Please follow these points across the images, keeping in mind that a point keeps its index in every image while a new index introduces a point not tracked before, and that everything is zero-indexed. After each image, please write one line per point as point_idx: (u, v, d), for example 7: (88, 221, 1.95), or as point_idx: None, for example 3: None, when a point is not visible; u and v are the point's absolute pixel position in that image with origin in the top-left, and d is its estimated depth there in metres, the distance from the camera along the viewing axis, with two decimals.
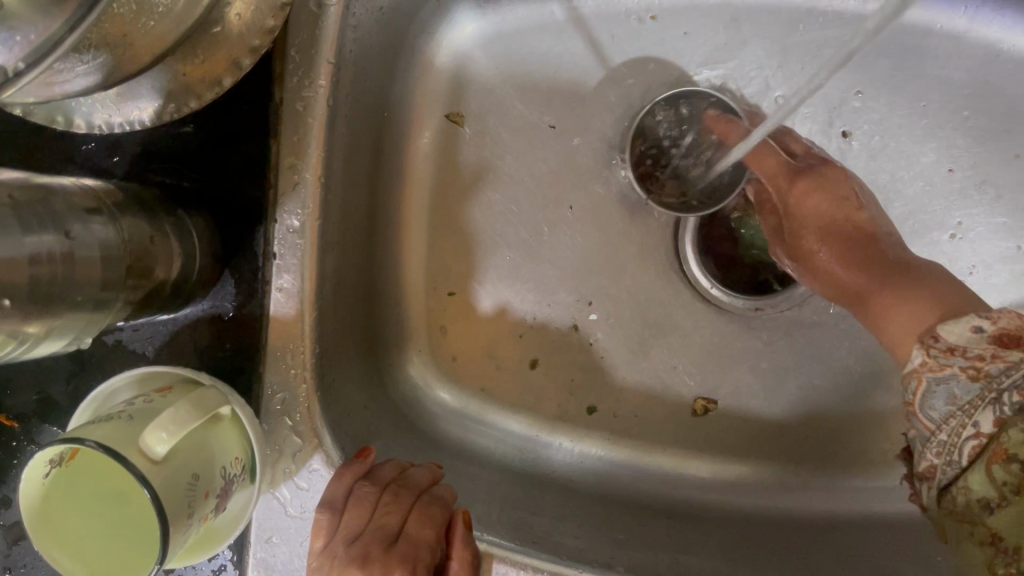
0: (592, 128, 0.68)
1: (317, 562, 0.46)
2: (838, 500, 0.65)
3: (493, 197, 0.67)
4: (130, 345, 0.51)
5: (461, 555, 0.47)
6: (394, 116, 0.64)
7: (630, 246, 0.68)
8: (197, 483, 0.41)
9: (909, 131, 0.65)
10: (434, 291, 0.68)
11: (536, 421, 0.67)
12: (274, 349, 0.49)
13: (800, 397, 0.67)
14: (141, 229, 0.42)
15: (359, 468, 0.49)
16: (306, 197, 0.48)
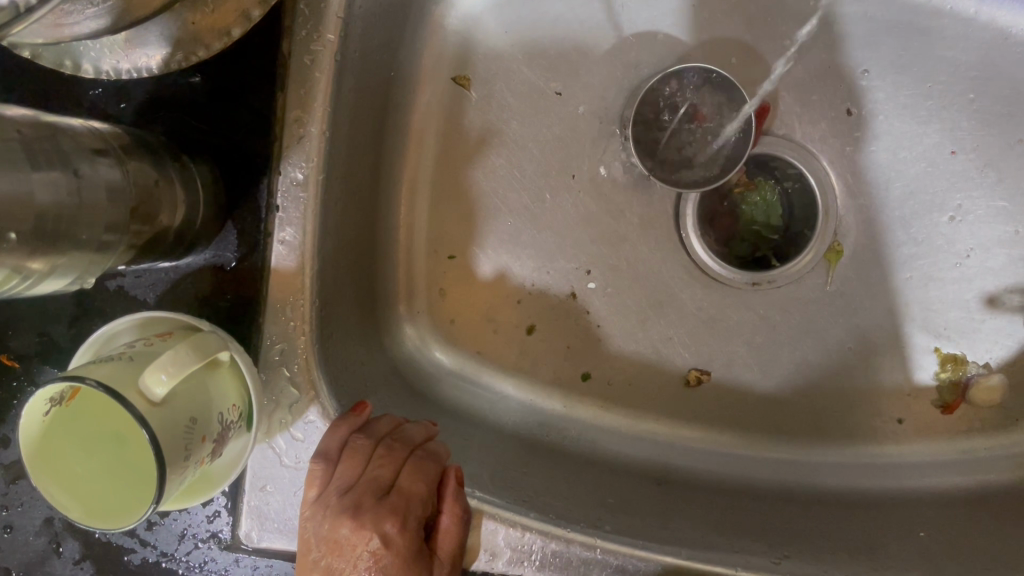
0: (598, 96, 0.67)
1: (310, 511, 0.47)
2: (825, 475, 0.66)
3: (496, 161, 0.68)
4: (132, 292, 0.51)
5: (451, 510, 0.48)
6: (401, 77, 0.64)
7: (630, 216, 0.68)
8: (195, 427, 0.42)
9: (914, 112, 0.65)
10: (434, 254, 0.68)
11: (531, 386, 0.68)
12: (274, 300, 0.50)
13: (793, 372, 0.67)
14: (146, 174, 0.42)
15: (353, 422, 0.50)
16: (311, 150, 0.49)
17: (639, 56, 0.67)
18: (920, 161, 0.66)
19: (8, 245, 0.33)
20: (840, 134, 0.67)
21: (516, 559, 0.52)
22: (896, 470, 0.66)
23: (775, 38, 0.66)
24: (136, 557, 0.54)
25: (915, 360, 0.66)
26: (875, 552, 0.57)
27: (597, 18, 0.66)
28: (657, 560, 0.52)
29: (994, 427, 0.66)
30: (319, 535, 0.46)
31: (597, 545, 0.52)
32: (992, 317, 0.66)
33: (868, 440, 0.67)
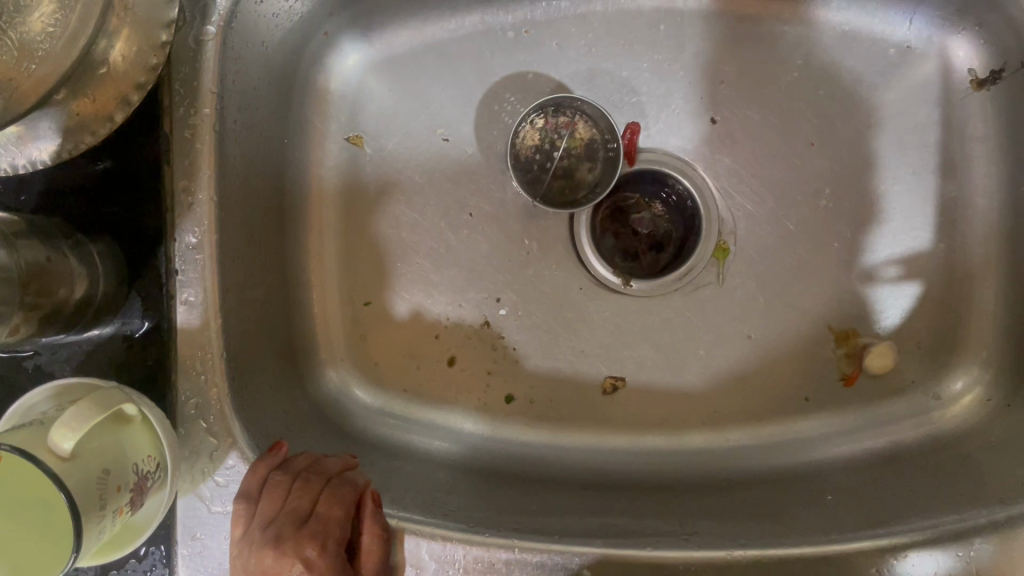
0: (484, 136, 0.72)
1: (237, 549, 0.50)
2: (743, 458, 0.69)
3: (397, 209, 0.72)
4: (49, 369, 0.54)
5: (370, 530, 0.51)
6: (295, 142, 0.69)
7: (530, 242, 0.73)
8: (108, 477, 0.45)
9: (772, 111, 0.71)
10: (350, 301, 0.72)
11: (460, 414, 0.71)
12: (184, 358, 0.53)
13: (705, 366, 0.71)
14: (36, 252, 0.46)
15: (272, 461, 0.53)
16: (201, 215, 0.53)
17: (515, 96, 0.72)
18: (784, 155, 0.71)
19: None
20: (710, 141, 0.72)
21: (440, 570, 0.54)
22: (811, 443, 0.69)
23: (636, 62, 0.71)
24: None
25: (814, 341, 0.71)
26: (783, 521, 0.59)
27: (472, 67, 0.72)
28: (583, 554, 0.54)
29: (892, 392, 0.70)
30: (247, 570, 0.49)
31: (516, 546, 0.54)
32: (874, 289, 0.70)
33: (780, 415, 0.70)
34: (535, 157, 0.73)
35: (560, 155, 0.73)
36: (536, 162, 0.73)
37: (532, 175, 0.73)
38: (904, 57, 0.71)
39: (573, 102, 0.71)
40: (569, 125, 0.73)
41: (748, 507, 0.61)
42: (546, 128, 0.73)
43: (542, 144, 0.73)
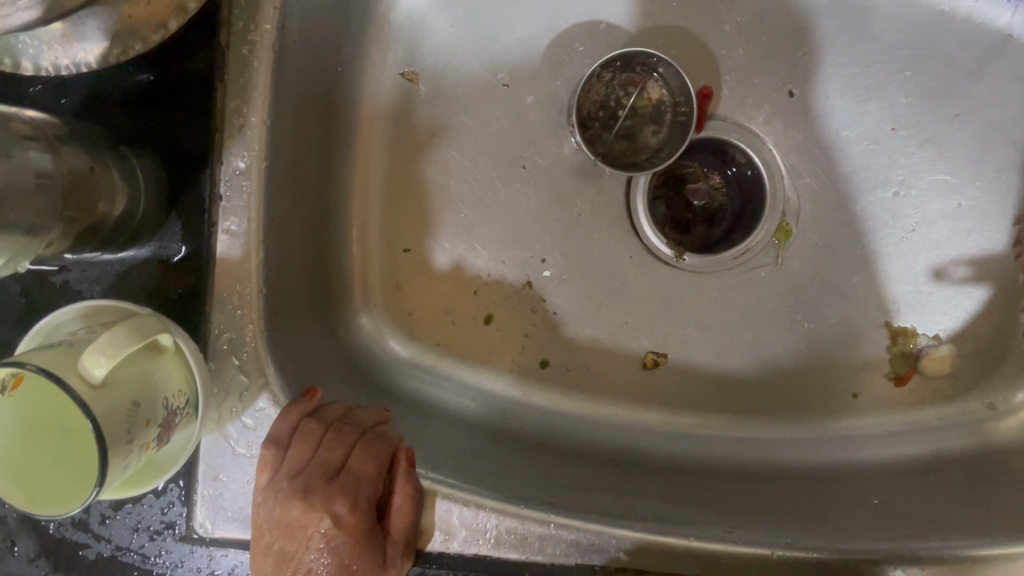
0: (545, 85, 0.68)
1: (261, 496, 0.48)
2: (784, 450, 0.66)
3: (448, 154, 0.68)
4: (77, 286, 0.51)
5: (403, 490, 0.49)
6: (348, 71, 0.65)
7: (583, 203, 0.69)
8: (137, 410, 0.42)
9: (853, 90, 0.67)
10: (389, 247, 0.69)
11: (491, 374, 0.68)
12: (221, 290, 0.50)
13: (754, 352, 0.68)
14: (81, 161, 0.42)
15: (305, 407, 0.50)
16: (251, 139, 0.49)
17: (584, 46, 0.68)
18: (862, 138, 0.67)
19: None
20: (783, 116, 0.68)
21: (470, 538, 0.51)
22: (855, 442, 0.66)
23: (715, 23, 0.67)
24: (90, 552, 0.52)
25: (869, 335, 0.68)
26: (826, 519, 0.56)
27: (542, 10, 0.67)
28: (621, 538, 0.51)
29: (944, 397, 0.67)
30: (272, 519, 0.46)
31: (551, 521, 0.51)
32: (940, 289, 0.67)
33: (825, 409, 0.67)
34: (598, 114, 0.69)
35: (625, 114, 0.69)
36: (598, 117, 0.69)
37: (593, 132, 0.69)
38: (1005, 48, 0.66)
39: (647, 60, 0.67)
40: (639, 83, 0.68)
41: (791, 501, 0.59)
42: (613, 84, 0.69)
43: (607, 100, 0.69)
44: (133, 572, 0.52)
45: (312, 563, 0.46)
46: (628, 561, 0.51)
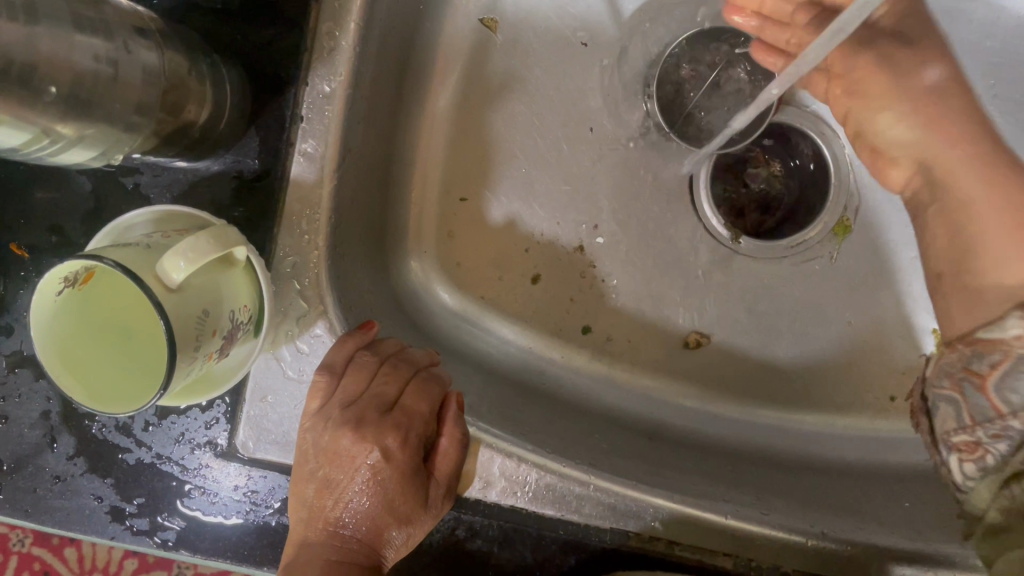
0: (623, 50, 0.68)
1: (311, 422, 0.48)
2: (815, 445, 0.66)
3: (516, 107, 0.68)
4: (147, 191, 0.50)
5: (451, 433, 0.49)
6: (430, 10, 0.64)
7: (645, 173, 0.68)
8: (206, 319, 0.42)
9: None
10: (446, 194, 0.68)
11: (531, 334, 0.68)
12: (291, 212, 0.50)
13: (795, 342, 0.68)
14: (179, 62, 0.42)
15: (361, 338, 0.50)
16: (339, 63, 0.49)
17: (666, 16, 0.67)
18: None
19: (46, 98, 0.33)
20: None
21: (508, 490, 0.51)
22: (887, 445, 0.66)
23: None
24: (130, 457, 0.51)
25: (913, 340, 0.67)
26: (860, 514, 0.56)
27: None
28: (658, 507, 0.52)
29: None
30: (319, 446, 0.47)
31: (591, 482, 0.51)
32: None
33: (861, 410, 0.67)
34: (674, 87, 0.69)
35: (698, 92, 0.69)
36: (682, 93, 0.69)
37: (667, 103, 0.69)
38: None
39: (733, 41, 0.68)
40: (717, 66, 0.68)
41: (822, 493, 0.58)
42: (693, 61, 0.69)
43: (684, 75, 0.69)
44: (171, 483, 0.51)
45: (354, 495, 0.46)
46: (662, 531, 0.52)
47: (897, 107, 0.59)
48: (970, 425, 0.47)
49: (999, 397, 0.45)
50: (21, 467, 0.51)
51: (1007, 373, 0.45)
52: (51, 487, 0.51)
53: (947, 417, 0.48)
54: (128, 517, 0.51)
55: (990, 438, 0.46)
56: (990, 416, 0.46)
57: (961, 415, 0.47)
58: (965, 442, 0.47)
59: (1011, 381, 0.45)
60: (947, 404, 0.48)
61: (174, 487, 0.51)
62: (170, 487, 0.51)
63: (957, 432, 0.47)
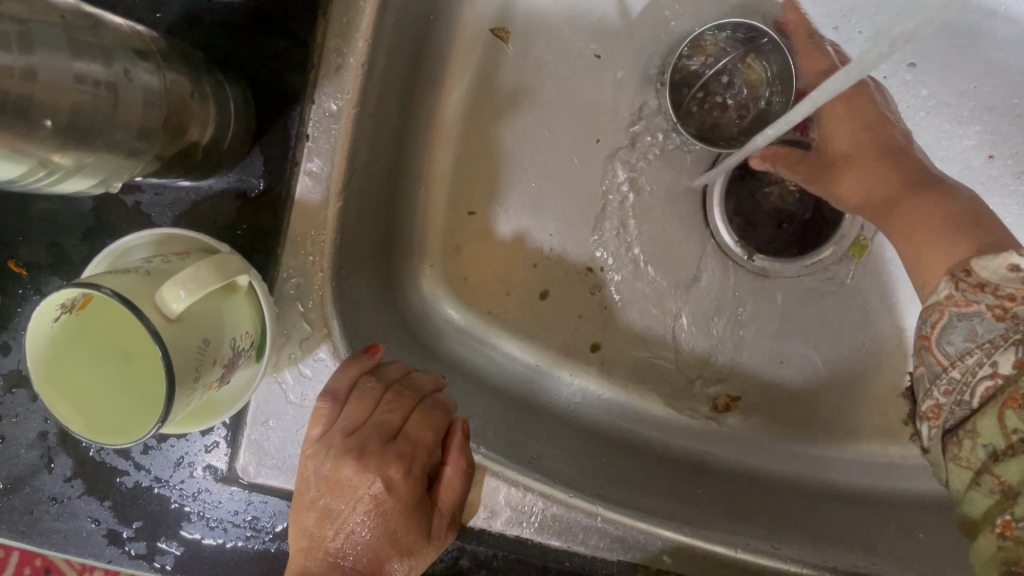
0: (638, 63, 0.66)
1: (312, 449, 0.47)
2: (826, 470, 0.65)
3: (527, 120, 0.66)
4: (148, 210, 0.49)
5: (456, 462, 0.48)
6: (441, 20, 0.63)
7: (658, 189, 0.67)
8: (206, 349, 0.40)
9: (955, 112, 0.64)
10: (453, 208, 0.66)
11: (539, 352, 0.66)
12: (295, 233, 0.48)
13: (808, 364, 0.66)
14: (182, 84, 0.41)
15: (366, 363, 0.49)
16: (346, 81, 0.47)
17: (682, 29, 0.66)
18: (956, 162, 0.64)
19: (43, 131, 0.32)
20: None
21: (514, 519, 0.50)
22: (900, 472, 0.65)
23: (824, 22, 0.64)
24: (128, 480, 0.50)
25: None
26: (874, 547, 0.55)
27: None
28: (667, 539, 0.50)
29: None
30: (320, 475, 0.45)
31: (598, 513, 0.50)
32: None
33: (874, 434, 0.66)
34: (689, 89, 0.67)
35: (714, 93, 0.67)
36: (695, 112, 0.67)
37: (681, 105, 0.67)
38: None
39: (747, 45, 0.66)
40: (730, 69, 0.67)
41: (834, 525, 0.57)
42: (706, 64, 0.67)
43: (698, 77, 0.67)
44: (171, 506, 0.50)
45: (356, 526, 0.44)
46: (671, 563, 0.51)
47: (852, 124, 0.61)
48: (975, 346, 0.44)
49: (942, 353, 0.45)
50: (17, 488, 0.50)
51: (953, 322, 0.45)
52: (48, 508, 0.50)
53: (957, 342, 0.44)
54: (126, 541, 0.50)
55: (944, 397, 0.45)
56: (937, 372, 0.45)
57: (966, 341, 0.44)
58: (986, 395, 0.43)
59: (949, 334, 0.45)
60: (959, 325, 0.44)
61: (173, 511, 0.50)
62: (169, 511, 0.50)
63: (933, 388, 0.46)
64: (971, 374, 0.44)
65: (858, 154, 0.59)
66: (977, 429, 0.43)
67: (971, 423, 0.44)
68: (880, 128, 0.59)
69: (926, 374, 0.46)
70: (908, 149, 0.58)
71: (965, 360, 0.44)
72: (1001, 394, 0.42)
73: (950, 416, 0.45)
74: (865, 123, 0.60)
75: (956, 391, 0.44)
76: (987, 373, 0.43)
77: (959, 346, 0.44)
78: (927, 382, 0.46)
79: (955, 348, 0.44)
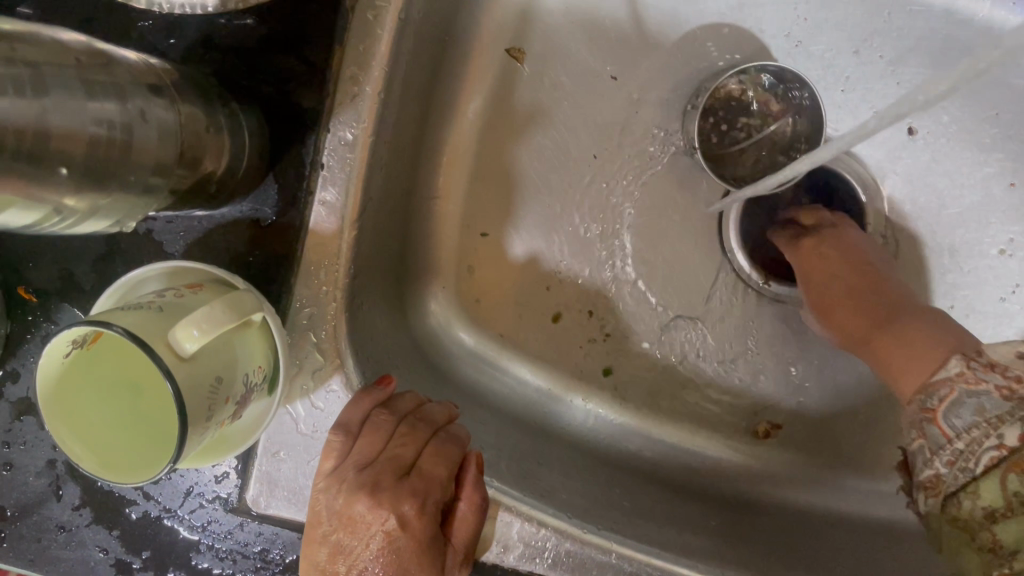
0: (655, 84, 0.65)
1: (324, 483, 0.46)
2: (841, 500, 0.64)
3: (542, 141, 0.65)
4: (160, 237, 0.49)
5: (470, 498, 0.47)
6: (456, 41, 0.62)
7: (674, 213, 0.66)
8: (219, 387, 0.40)
9: (977, 138, 0.63)
10: (466, 229, 0.66)
11: (552, 376, 0.66)
12: (309, 262, 0.48)
13: (822, 391, 0.65)
14: (197, 117, 0.40)
15: (380, 395, 0.48)
16: (362, 109, 0.46)
17: (701, 51, 0.65)
18: (976, 189, 0.63)
19: (59, 178, 0.31)
20: (897, 151, 0.65)
21: (528, 554, 0.50)
22: None
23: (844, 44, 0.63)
24: (136, 510, 0.50)
25: None
26: None
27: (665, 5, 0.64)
28: None
29: None
30: (332, 510, 0.44)
31: (613, 550, 0.50)
32: None
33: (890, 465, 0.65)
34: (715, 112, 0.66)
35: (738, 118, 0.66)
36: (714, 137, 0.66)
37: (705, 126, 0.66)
38: None
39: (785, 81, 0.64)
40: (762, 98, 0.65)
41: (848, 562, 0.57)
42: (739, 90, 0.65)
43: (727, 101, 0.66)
44: (180, 537, 0.50)
45: (368, 565, 0.43)
46: None
47: (832, 242, 0.61)
48: (982, 420, 0.46)
49: (948, 425, 0.47)
50: (25, 516, 0.50)
51: (962, 399, 0.47)
52: (56, 536, 0.50)
53: (964, 416, 0.46)
54: (134, 571, 0.50)
55: (948, 465, 0.47)
56: (940, 443, 0.47)
57: (974, 416, 0.46)
58: (990, 464, 0.45)
59: (957, 409, 0.47)
60: (968, 401, 0.47)
61: (182, 540, 0.50)
62: (178, 541, 0.50)
63: (934, 459, 0.48)
64: (976, 443, 0.46)
65: (834, 255, 0.60)
66: (979, 492, 0.45)
67: (973, 487, 0.46)
68: (839, 243, 0.61)
69: (925, 444, 0.49)
70: (869, 288, 0.58)
71: (970, 432, 0.46)
72: (1003, 464, 0.45)
73: (953, 482, 0.47)
74: (839, 240, 0.61)
75: (959, 458, 0.46)
76: (993, 445, 0.45)
77: (966, 420, 0.46)
78: (929, 452, 0.48)
79: (962, 421, 0.47)
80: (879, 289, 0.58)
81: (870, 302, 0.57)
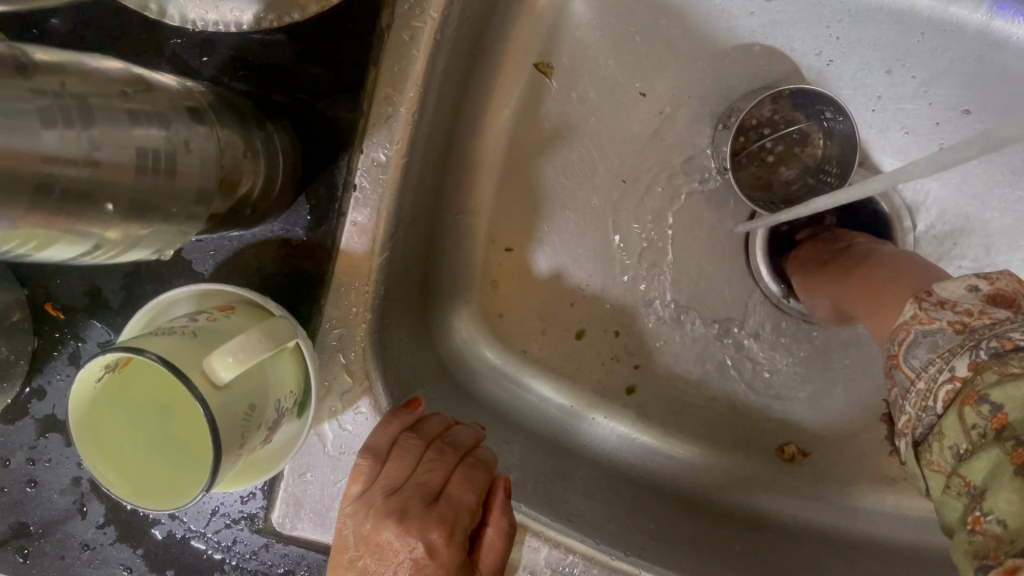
0: (684, 100, 0.64)
1: (351, 507, 0.45)
2: (865, 522, 0.62)
3: (569, 156, 0.65)
4: (188, 256, 0.49)
5: (498, 523, 0.46)
6: (484, 55, 0.61)
7: (700, 231, 0.65)
8: (253, 414, 0.39)
9: (1009, 162, 0.61)
10: (490, 243, 0.65)
11: (574, 393, 0.65)
12: (339, 283, 0.47)
13: (847, 413, 0.64)
14: (235, 142, 0.40)
15: (407, 419, 0.48)
16: (396, 130, 0.46)
17: (731, 68, 0.64)
18: (1009, 212, 0.62)
19: (104, 212, 0.31)
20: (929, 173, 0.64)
21: None
22: None
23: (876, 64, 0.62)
24: (161, 530, 0.51)
25: None
26: None
27: (695, 22, 0.63)
28: None
29: None
30: (359, 535, 0.44)
31: None
32: None
33: None
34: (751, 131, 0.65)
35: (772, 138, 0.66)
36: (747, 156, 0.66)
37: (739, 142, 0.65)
38: None
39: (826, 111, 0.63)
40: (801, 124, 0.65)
41: None
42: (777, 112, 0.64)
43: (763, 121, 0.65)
44: (203, 556, 0.51)
45: None
46: None
47: (824, 242, 0.62)
48: (937, 357, 0.40)
49: (908, 366, 0.42)
50: (49, 533, 0.51)
51: (917, 339, 0.42)
52: (80, 555, 0.51)
53: (921, 355, 0.41)
54: None
55: (912, 409, 0.41)
56: (905, 387, 0.42)
57: (929, 353, 0.41)
58: (948, 400, 0.39)
59: (914, 348, 0.42)
60: (922, 340, 0.41)
61: (206, 560, 0.51)
62: (201, 561, 0.51)
63: (905, 402, 0.42)
64: (933, 380, 0.40)
65: (828, 247, 0.61)
66: (944, 433, 0.39)
67: (937, 427, 0.39)
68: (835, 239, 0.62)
69: (897, 392, 0.43)
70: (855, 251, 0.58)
71: (928, 370, 0.41)
72: (961, 396, 0.38)
73: (919, 427, 0.41)
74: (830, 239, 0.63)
75: (920, 399, 0.41)
76: (946, 378, 0.39)
77: (923, 358, 0.41)
78: (900, 398, 0.43)
79: (919, 360, 0.41)
80: (860, 250, 0.57)
81: (854, 259, 0.57)
